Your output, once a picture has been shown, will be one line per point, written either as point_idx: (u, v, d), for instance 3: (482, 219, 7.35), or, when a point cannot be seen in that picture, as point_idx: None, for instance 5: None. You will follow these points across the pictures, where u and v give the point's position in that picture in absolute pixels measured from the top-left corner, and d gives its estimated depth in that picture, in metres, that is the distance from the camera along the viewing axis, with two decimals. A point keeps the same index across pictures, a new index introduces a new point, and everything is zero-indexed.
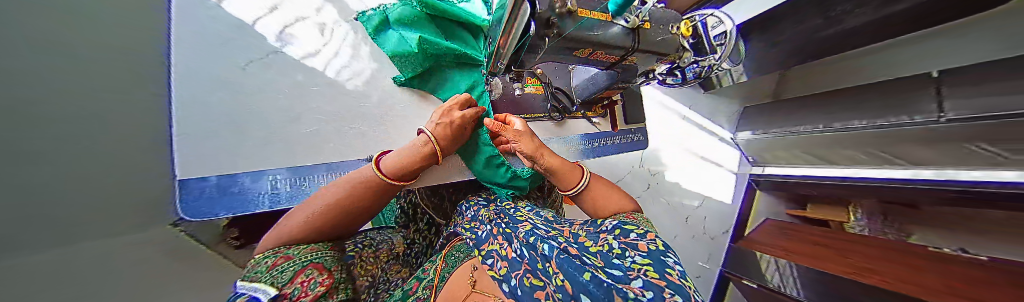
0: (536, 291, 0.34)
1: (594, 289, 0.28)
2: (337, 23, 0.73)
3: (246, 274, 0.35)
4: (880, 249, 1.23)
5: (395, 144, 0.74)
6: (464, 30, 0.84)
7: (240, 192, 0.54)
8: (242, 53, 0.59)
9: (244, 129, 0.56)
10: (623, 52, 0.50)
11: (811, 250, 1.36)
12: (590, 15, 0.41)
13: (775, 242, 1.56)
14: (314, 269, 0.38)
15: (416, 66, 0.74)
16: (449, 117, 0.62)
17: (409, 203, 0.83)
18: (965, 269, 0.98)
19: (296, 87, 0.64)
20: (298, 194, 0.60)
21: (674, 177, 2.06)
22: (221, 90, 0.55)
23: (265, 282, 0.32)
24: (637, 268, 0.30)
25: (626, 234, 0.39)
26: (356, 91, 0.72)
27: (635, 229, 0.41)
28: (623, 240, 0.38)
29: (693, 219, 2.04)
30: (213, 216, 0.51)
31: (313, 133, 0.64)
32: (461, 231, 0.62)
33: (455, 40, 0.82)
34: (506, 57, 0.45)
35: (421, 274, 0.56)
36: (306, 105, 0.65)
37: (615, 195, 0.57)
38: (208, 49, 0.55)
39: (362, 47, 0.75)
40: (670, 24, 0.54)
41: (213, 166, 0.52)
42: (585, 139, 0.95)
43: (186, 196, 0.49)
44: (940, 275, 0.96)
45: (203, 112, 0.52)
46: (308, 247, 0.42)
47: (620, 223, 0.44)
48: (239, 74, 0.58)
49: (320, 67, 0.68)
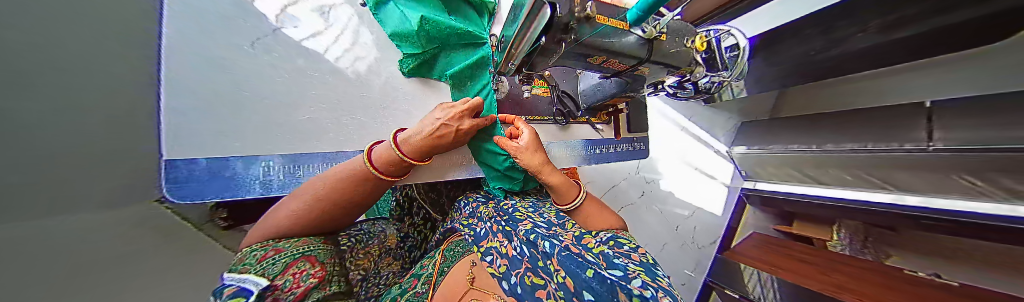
0: (536, 290, 0.35)
1: (597, 286, 0.27)
2: (341, 10, 0.71)
3: (234, 266, 0.34)
4: (859, 268, 1.26)
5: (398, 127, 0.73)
6: (469, 6, 0.81)
7: (231, 177, 0.53)
8: (245, 31, 0.57)
9: (238, 112, 0.54)
10: (638, 62, 0.50)
11: (793, 265, 1.41)
12: (608, 22, 0.39)
13: (759, 256, 1.61)
14: (307, 261, 0.37)
15: (417, 46, 0.70)
16: (460, 123, 0.59)
17: (404, 196, 0.82)
18: (927, 289, 1.02)
19: (295, 72, 0.62)
20: (291, 184, 0.59)
21: (669, 186, 2.09)
22: (211, 70, 0.52)
23: (256, 274, 0.31)
24: (633, 271, 0.29)
25: (620, 246, 0.38)
26: (359, 80, 0.70)
27: (628, 243, 0.40)
28: (616, 250, 0.37)
29: (683, 228, 2.07)
30: (201, 199, 0.50)
31: (310, 120, 0.63)
32: (460, 227, 0.60)
33: (458, 15, 0.78)
34: (517, 58, 0.46)
35: (421, 270, 0.54)
36: (305, 92, 0.63)
37: (606, 215, 0.57)
38: (205, 25, 0.52)
39: (365, 34, 0.73)
40: (686, 37, 0.53)
41: (204, 148, 0.50)
42: (585, 145, 0.94)
43: (174, 177, 0.47)
44: (908, 294, 0.99)
45: (181, 95, 0.48)
46: (300, 241, 0.42)
47: (614, 236, 0.43)
48: (237, 51, 0.55)
49: (320, 52, 0.66)
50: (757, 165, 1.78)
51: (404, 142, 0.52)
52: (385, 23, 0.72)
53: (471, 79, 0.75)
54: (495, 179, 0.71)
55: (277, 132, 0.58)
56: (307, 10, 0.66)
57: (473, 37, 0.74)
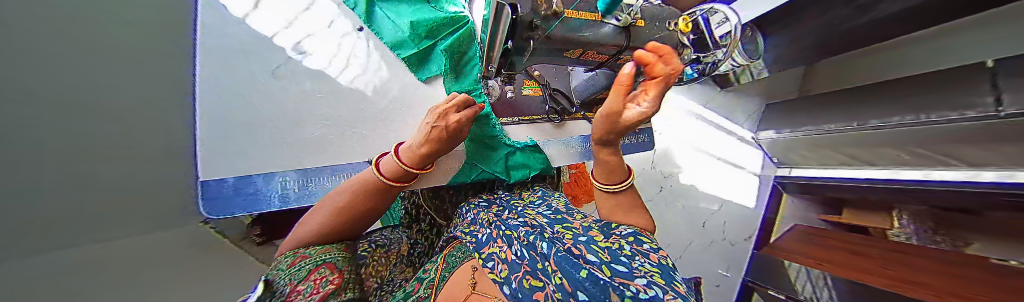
0: (536, 292, 0.30)
1: (589, 287, 0.23)
2: (345, 36, 0.77)
3: (270, 270, 0.37)
4: (925, 259, 1.10)
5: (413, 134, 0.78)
6: None
7: (253, 193, 0.62)
8: (264, 67, 0.67)
9: (259, 134, 0.64)
10: (616, 51, 0.49)
11: (844, 258, 1.25)
12: (578, 15, 0.40)
13: (801, 250, 1.46)
14: (328, 268, 0.39)
15: (414, 47, 0.80)
16: (446, 121, 0.54)
17: (412, 204, 0.86)
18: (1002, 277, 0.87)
19: (303, 94, 0.70)
20: (304, 195, 0.66)
21: (689, 179, 1.97)
22: (236, 99, 0.64)
23: (286, 277, 0.35)
24: (645, 270, 0.24)
25: (639, 244, 0.37)
26: (366, 97, 0.76)
27: (649, 242, 0.38)
28: (635, 248, 0.35)
29: (709, 224, 1.94)
30: (229, 214, 0.60)
31: (318, 136, 0.69)
32: (461, 235, 0.61)
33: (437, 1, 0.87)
34: (494, 61, 0.47)
35: (422, 274, 0.56)
36: (312, 111, 0.70)
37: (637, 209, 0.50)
38: (231, 64, 0.64)
39: (373, 54, 0.80)
40: (666, 20, 0.52)
41: (229, 170, 0.61)
42: (585, 140, 0.93)
43: (207, 193, 0.58)
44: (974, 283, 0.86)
45: (213, 125, 0.61)
46: (323, 249, 0.44)
47: (635, 231, 0.40)
48: (250, 81, 0.65)
49: (335, 74, 0.74)
50: (790, 150, 1.66)
51: (408, 150, 0.55)
52: (382, 35, 0.80)
53: (460, 53, 0.78)
54: (482, 160, 0.74)
55: (281, 153, 0.65)
56: (319, 41, 0.74)
57: (456, 19, 0.80)
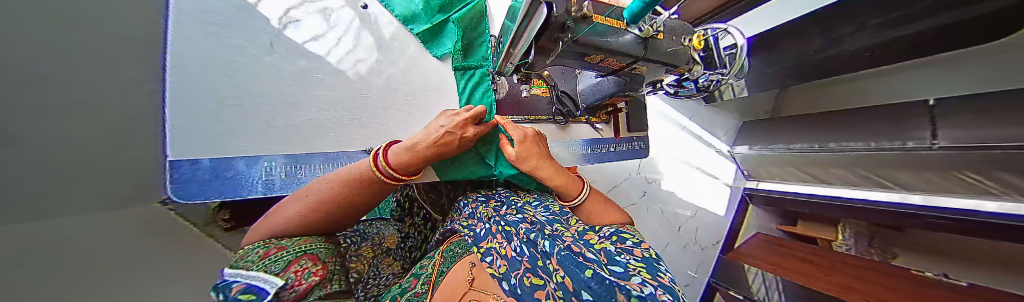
0: (536, 290, 0.32)
1: (595, 286, 0.26)
2: (342, 12, 0.72)
3: (234, 263, 0.33)
4: (862, 268, 1.23)
5: (414, 124, 0.77)
6: None
7: (233, 177, 0.57)
8: (257, 36, 0.62)
9: (250, 115, 0.60)
10: (633, 61, 0.50)
11: (799, 266, 1.36)
12: (602, 20, 0.40)
13: (764, 255, 1.57)
14: (308, 259, 0.37)
15: (426, 21, 0.80)
16: (463, 131, 0.62)
17: (405, 196, 0.83)
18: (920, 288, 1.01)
19: (296, 74, 0.65)
20: (291, 182, 0.63)
21: (670, 186, 2.06)
22: (221, 73, 0.58)
23: (261, 271, 0.30)
24: (633, 268, 0.29)
25: (622, 241, 0.39)
26: (359, 79, 0.72)
27: (630, 237, 0.40)
28: (619, 246, 0.37)
29: (685, 229, 2.04)
30: (204, 199, 0.55)
31: (308, 121, 0.66)
32: (460, 228, 0.59)
33: None
34: (515, 58, 0.49)
35: (419, 271, 0.54)
36: (307, 92, 0.66)
37: (611, 211, 0.55)
38: (209, 26, 0.58)
39: (364, 35, 0.74)
40: (682, 36, 0.53)
41: (202, 150, 0.55)
42: (586, 144, 0.95)
43: (178, 177, 0.52)
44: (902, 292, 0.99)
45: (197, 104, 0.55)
46: (301, 239, 0.41)
47: (618, 230, 0.44)
48: (233, 52, 0.60)
49: (322, 52, 0.69)
50: (759, 164, 1.78)
51: (410, 149, 0.53)
52: (390, 6, 0.78)
53: (472, 30, 0.81)
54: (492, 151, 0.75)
55: (270, 133, 0.62)
56: (311, 11, 0.69)
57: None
